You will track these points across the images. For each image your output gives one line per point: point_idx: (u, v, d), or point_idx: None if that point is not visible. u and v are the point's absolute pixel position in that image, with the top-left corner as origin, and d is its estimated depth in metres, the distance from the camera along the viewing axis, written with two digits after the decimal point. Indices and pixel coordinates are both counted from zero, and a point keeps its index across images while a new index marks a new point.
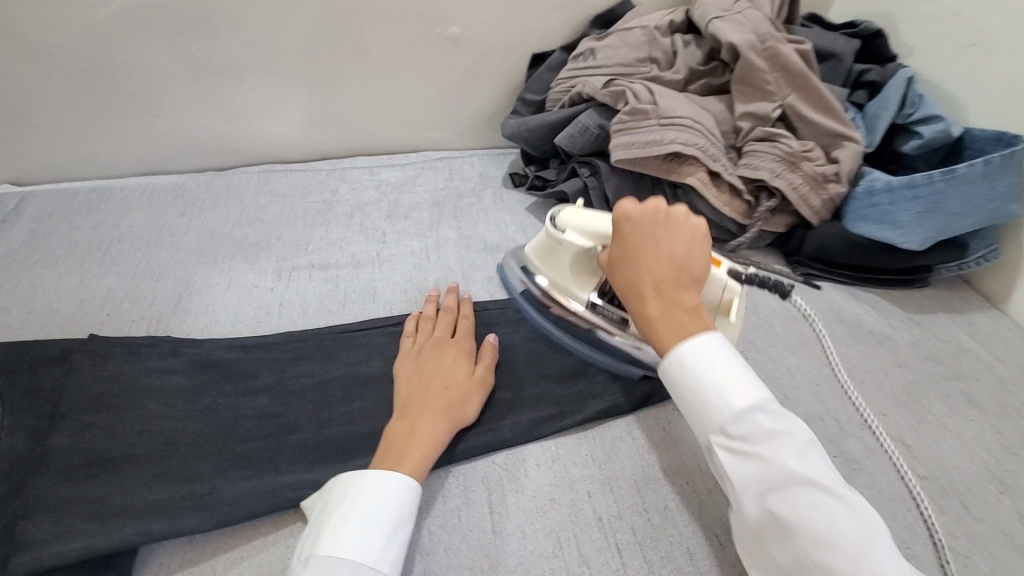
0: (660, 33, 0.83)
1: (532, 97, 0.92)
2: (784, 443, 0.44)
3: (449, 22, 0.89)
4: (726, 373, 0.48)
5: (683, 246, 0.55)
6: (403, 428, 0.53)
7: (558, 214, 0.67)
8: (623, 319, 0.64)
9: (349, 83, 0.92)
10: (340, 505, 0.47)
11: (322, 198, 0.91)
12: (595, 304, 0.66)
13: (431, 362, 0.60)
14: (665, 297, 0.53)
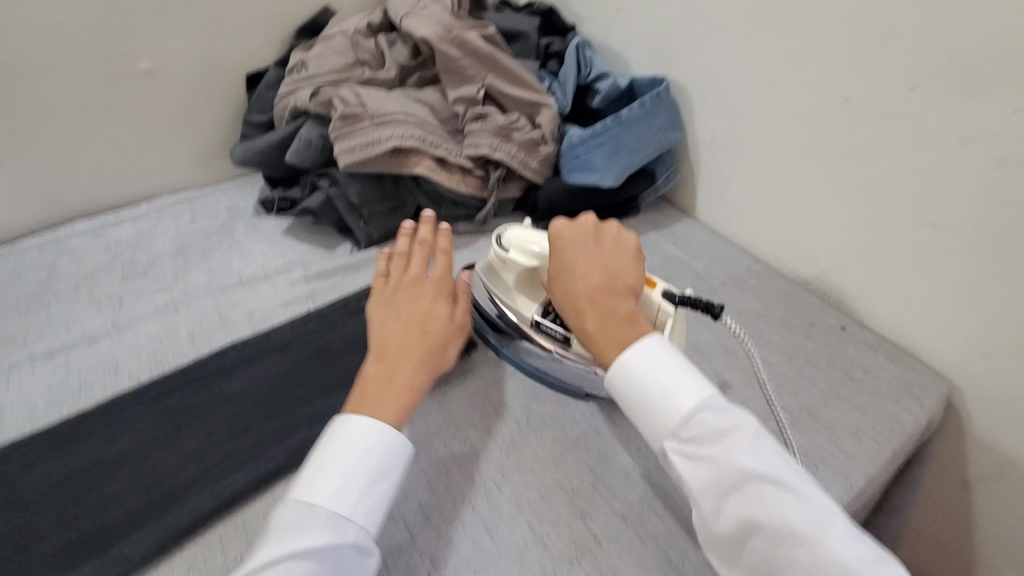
0: (362, 36, 0.86)
1: (258, 117, 0.90)
2: (733, 439, 0.46)
3: (137, 56, 0.82)
4: (671, 378, 0.50)
5: (612, 258, 0.58)
6: (379, 376, 0.52)
7: (502, 233, 0.67)
8: (563, 336, 0.63)
9: (32, 141, 0.80)
10: (327, 454, 0.47)
11: (36, 278, 0.79)
12: (538, 322, 0.65)
13: (405, 304, 0.57)
14: (600, 312, 0.55)
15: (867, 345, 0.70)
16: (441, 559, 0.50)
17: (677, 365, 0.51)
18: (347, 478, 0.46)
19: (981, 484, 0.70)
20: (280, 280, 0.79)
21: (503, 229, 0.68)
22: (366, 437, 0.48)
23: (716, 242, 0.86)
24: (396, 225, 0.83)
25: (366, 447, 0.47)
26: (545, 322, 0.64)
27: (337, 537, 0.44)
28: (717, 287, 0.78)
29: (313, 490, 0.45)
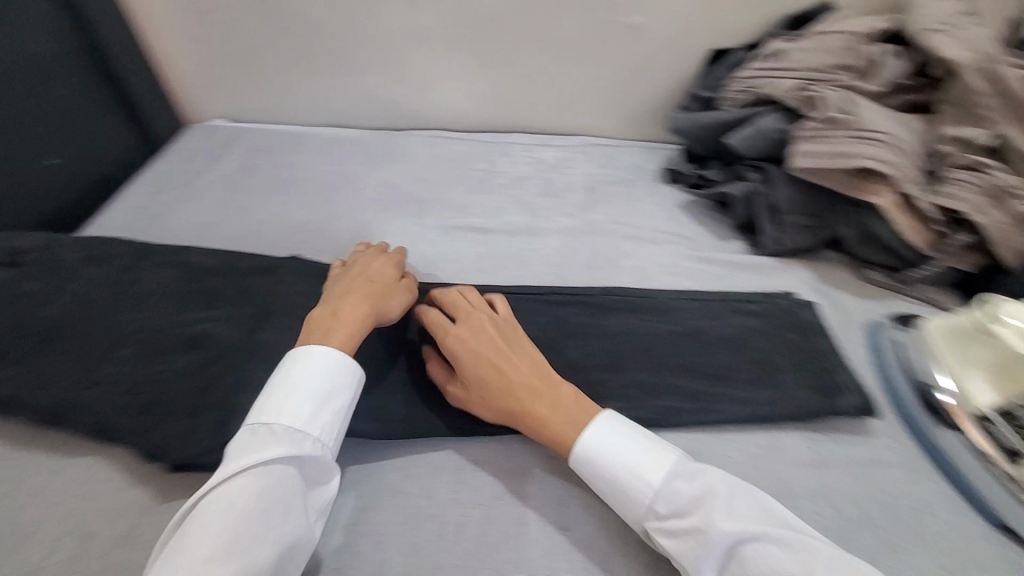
0: (861, 41, 0.78)
1: (701, 93, 0.90)
2: (704, 505, 0.47)
3: (634, 11, 0.89)
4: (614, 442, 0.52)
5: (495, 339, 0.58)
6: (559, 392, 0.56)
7: (997, 302, 0.59)
8: (1013, 447, 0.55)
9: (527, 63, 0.96)
10: (273, 380, 0.51)
11: (483, 167, 0.96)
12: (988, 419, 0.57)
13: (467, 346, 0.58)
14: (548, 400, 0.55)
15: None
16: None
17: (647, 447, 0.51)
18: (321, 408, 0.51)
19: None
20: (671, 248, 0.80)
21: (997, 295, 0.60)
22: (315, 378, 0.51)
23: None
24: (807, 244, 0.76)
25: (334, 387, 0.52)
26: (996, 424, 0.57)
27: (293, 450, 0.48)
28: None
29: (291, 412, 0.49)
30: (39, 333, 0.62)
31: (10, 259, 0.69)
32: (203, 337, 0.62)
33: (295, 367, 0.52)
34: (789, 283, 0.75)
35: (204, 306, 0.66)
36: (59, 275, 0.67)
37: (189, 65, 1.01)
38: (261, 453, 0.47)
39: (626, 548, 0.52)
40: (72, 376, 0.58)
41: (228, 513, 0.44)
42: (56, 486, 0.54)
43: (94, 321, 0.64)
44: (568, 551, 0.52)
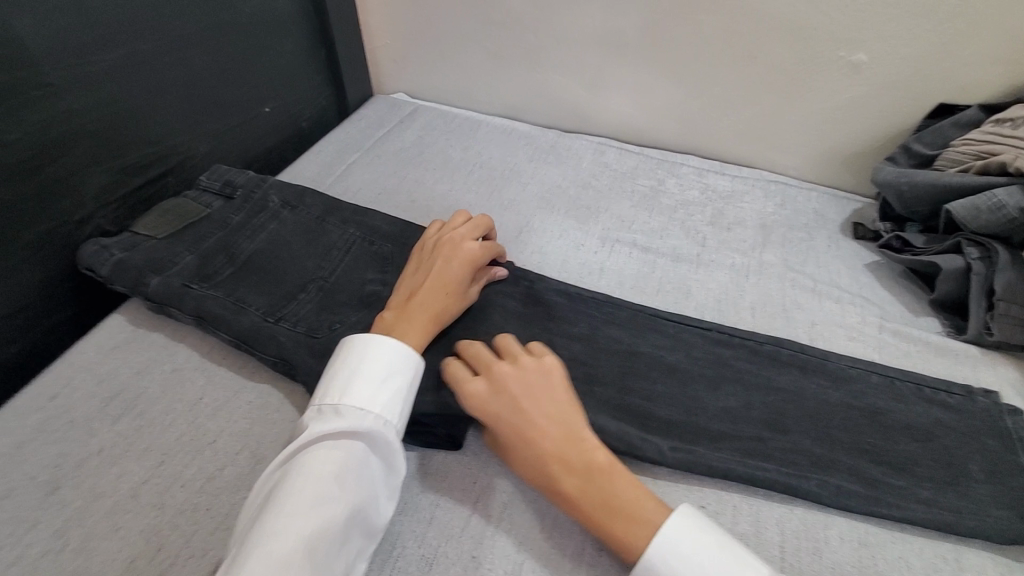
0: None
1: (919, 148, 0.81)
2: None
3: (859, 48, 0.81)
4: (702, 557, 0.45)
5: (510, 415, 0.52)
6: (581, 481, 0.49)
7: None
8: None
9: (720, 86, 0.92)
10: (344, 363, 0.52)
11: (649, 184, 0.94)
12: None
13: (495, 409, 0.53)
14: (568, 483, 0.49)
15: None
16: None
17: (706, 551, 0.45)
18: (389, 390, 0.51)
19: None
20: (850, 310, 0.73)
21: None
22: (385, 362, 0.52)
23: None
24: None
25: (399, 371, 0.52)
26: None
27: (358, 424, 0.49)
28: None
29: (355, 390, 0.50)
30: (242, 263, 0.68)
31: (225, 191, 0.76)
32: (378, 298, 0.65)
33: (357, 348, 0.53)
34: (994, 381, 0.65)
35: (380, 268, 0.69)
36: (263, 214, 0.74)
37: (390, 40, 1.08)
38: (329, 429, 0.48)
39: None
40: (265, 309, 0.63)
41: (307, 476, 0.45)
42: (236, 404, 0.59)
43: (288, 262, 0.69)
44: None
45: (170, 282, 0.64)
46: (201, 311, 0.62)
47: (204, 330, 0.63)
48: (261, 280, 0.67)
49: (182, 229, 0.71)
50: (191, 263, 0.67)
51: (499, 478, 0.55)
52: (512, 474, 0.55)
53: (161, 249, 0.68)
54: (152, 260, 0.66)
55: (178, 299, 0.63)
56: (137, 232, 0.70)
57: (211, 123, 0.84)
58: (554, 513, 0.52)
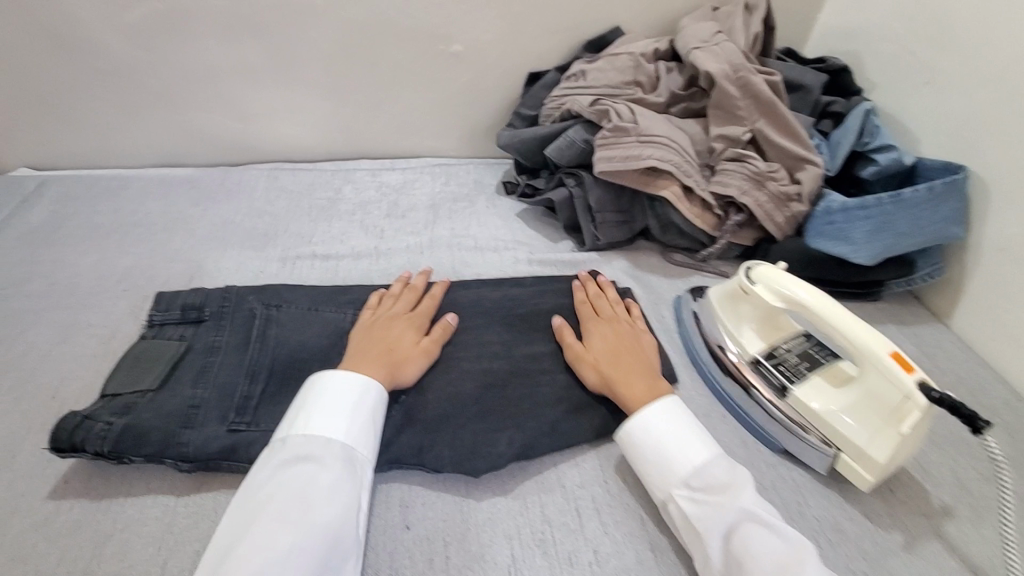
0: (646, 59, 0.91)
1: (527, 112, 0.99)
2: (734, 491, 0.51)
3: (453, 40, 0.96)
4: (680, 438, 0.55)
5: (611, 328, 0.68)
6: (625, 366, 0.62)
7: (752, 266, 0.65)
8: (782, 385, 0.61)
9: (361, 92, 0.99)
10: (318, 398, 0.55)
11: (327, 196, 0.97)
12: (759, 363, 0.63)
13: (619, 326, 0.68)
14: (627, 363, 0.62)
15: None
16: (603, 556, 0.52)
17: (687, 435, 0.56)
18: (352, 420, 0.54)
19: None
20: (506, 253, 0.87)
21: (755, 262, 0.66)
22: (342, 394, 0.56)
23: (968, 359, 0.75)
24: (622, 237, 0.86)
25: (359, 401, 0.56)
26: (767, 365, 0.63)
27: (315, 451, 0.51)
28: None
29: (313, 423, 0.53)
30: (211, 375, 0.59)
31: (191, 314, 0.66)
32: (211, 349, 0.62)
33: (317, 386, 0.56)
34: (611, 272, 0.84)
35: (212, 318, 0.65)
36: (255, 322, 0.64)
37: None
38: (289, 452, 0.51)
39: (465, 532, 0.53)
40: None
41: (278, 467, 0.50)
42: None
43: (283, 359, 0.62)
44: (410, 549, 0.52)
45: (129, 427, 0.54)
46: (207, 452, 0.54)
47: (192, 472, 0.55)
48: (283, 395, 0.60)
49: (171, 370, 0.60)
50: (155, 394, 0.58)
51: (189, 530, 0.52)
52: (203, 520, 0.53)
53: (228, 406, 0.57)
54: (117, 411, 0.56)
55: (194, 452, 0.54)
56: (158, 398, 0.57)
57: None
58: None
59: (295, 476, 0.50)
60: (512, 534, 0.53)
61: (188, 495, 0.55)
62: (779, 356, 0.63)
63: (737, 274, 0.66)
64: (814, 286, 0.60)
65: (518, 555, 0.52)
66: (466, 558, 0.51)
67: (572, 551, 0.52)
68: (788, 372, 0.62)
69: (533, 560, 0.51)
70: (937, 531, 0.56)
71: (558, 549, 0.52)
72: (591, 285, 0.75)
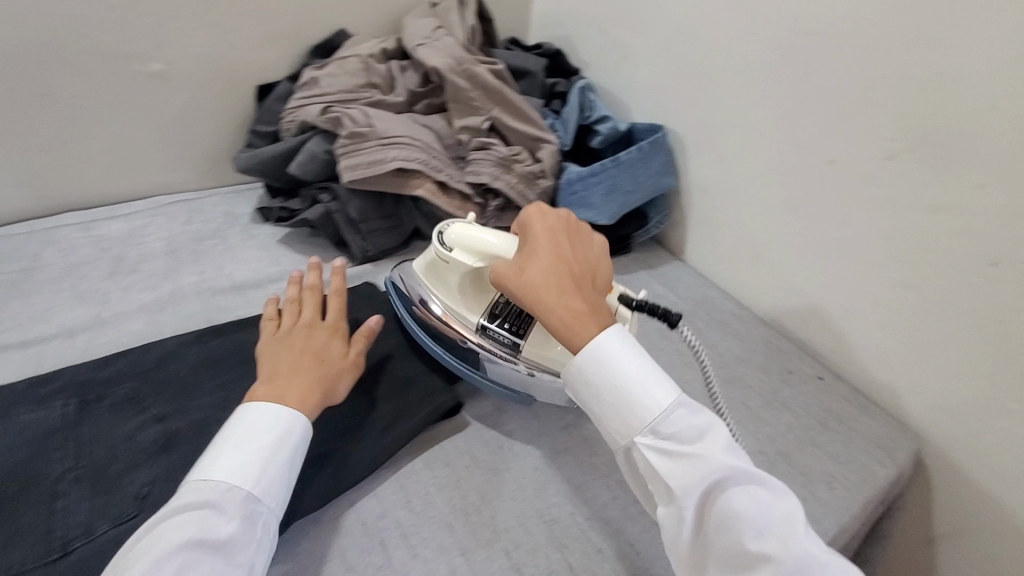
0: (375, 60, 0.89)
1: (264, 128, 0.90)
2: (710, 439, 0.48)
3: (149, 58, 0.82)
4: (641, 373, 0.51)
5: (514, 260, 0.57)
6: (293, 385, 0.54)
7: (445, 230, 0.67)
8: (512, 341, 0.65)
9: (37, 132, 0.80)
10: (231, 437, 0.49)
11: (19, 267, 0.77)
12: (485, 327, 0.66)
13: (301, 340, 0.59)
14: (296, 379, 0.54)
15: (841, 396, 0.73)
16: None
17: (649, 371, 0.52)
18: (276, 461, 0.48)
19: (945, 543, 0.72)
20: (271, 287, 0.79)
21: (447, 225, 0.68)
22: (258, 430, 0.49)
23: (703, 285, 0.89)
24: (393, 243, 0.84)
25: (278, 440, 0.50)
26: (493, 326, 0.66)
27: (196, 517, 0.44)
28: (702, 330, 0.81)
29: (213, 472, 0.47)
30: None
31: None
32: None
33: (236, 425, 0.50)
34: None
35: None
36: None
37: None
38: (176, 516, 0.44)
39: None
40: None
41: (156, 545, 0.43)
42: None
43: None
44: None
45: None
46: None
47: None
48: None
49: None
50: None
51: None
52: None
53: None
54: None
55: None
56: None
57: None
58: None
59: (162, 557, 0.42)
60: None
61: None
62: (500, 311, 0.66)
63: (434, 245, 0.67)
64: (496, 233, 0.64)
65: None
66: None
67: None
68: (512, 326, 0.65)
69: None
70: None
71: None
72: (336, 278, 0.66)
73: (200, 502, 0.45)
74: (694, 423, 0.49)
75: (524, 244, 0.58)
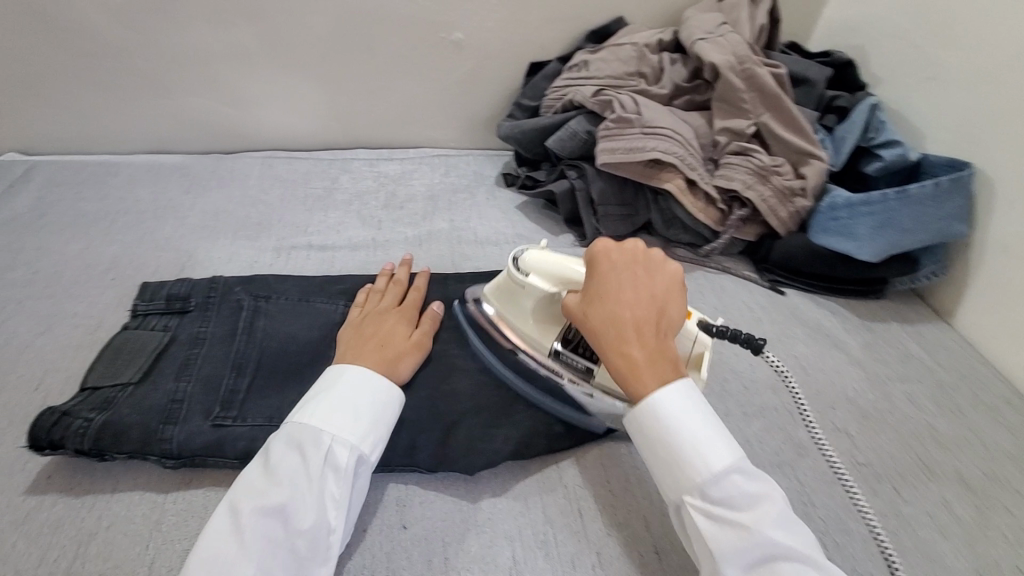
0: (650, 51, 0.89)
1: (527, 102, 0.97)
2: (762, 511, 0.44)
3: (453, 27, 0.93)
4: (701, 432, 0.48)
5: (626, 289, 0.54)
6: (640, 350, 0.52)
7: (520, 255, 0.63)
8: (586, 367, 0.58)
9: (359, 79, 0.97)
10: (326, 390, 0.52)
11: (323, 185, 0.95)
12: (559, 352, 0.59)
13: (371, 323, 0.62)
14: (644, 346, 0.52)
15: None
16: (605, 558, 0.51)
17: (715, 431, 0.48)
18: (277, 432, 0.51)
19: None
20: (507, 247, 0.86)
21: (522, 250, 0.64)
22: (342, 383, 0.53)
23: (970, 357, 0.75)
24: (624, 232, 0.85)
25: (358, 391, 0.52)
26: (566, 352, 0.59)
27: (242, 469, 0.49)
28: (960, 408, 0.68)
29: (303, 413, 0.50)
30: (197, 366, 0.58)
31: (177, 304, 0.64)
32: (196, 340, 0.60)
33: (327, 381, 0.54)
34: None
35: (197, 308, 0.64)
36: (243, 314, 0.63)
37: None
38: (270, 450, 0.49)
39: (465, 533, 0.52)
40: (279, 415, 0.56)
41: (251, 476, 0.47)
42: None
43: (269, 351, 0.61)
44: (407, 548, 0.51)
45: (113, 423, 0.52)
46: (191, 448, 0.52)
47: (176, 467, 0.53)
48: (272, 387, 0.58)
49: (153, 365, 0.58)
50: (139, 387, 0.56)
51: (180, 527, 0.50)
52: (195, 516, 0.51)
53: (215, 396, 0.56)
54: (98, 407, 0.54)
55: (178, 447, 0.52)
56: (143, 391, 0.56)
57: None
58: None
59: (252, 485, 0.46)
60: (512, 535, 0.52)
61: (180, 489, 0.53)
62: (573, 338, 0.60)
63: (508, 268, 0.63)
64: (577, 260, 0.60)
65: (520, 557, 0.51)
66: (466, 558, 0.50)
67: (575, 553, 0.51)
68: (589, 351, 0.59)
69: (535, 562, 0.51)
70: (942, 530, 0.56)
71: (559, 552, 0.51)
72: (421, 279, 0.71)
73: (294, 441, 0.48)
74: (728, 487, 0.45)
75: (590, 280, 0.56)
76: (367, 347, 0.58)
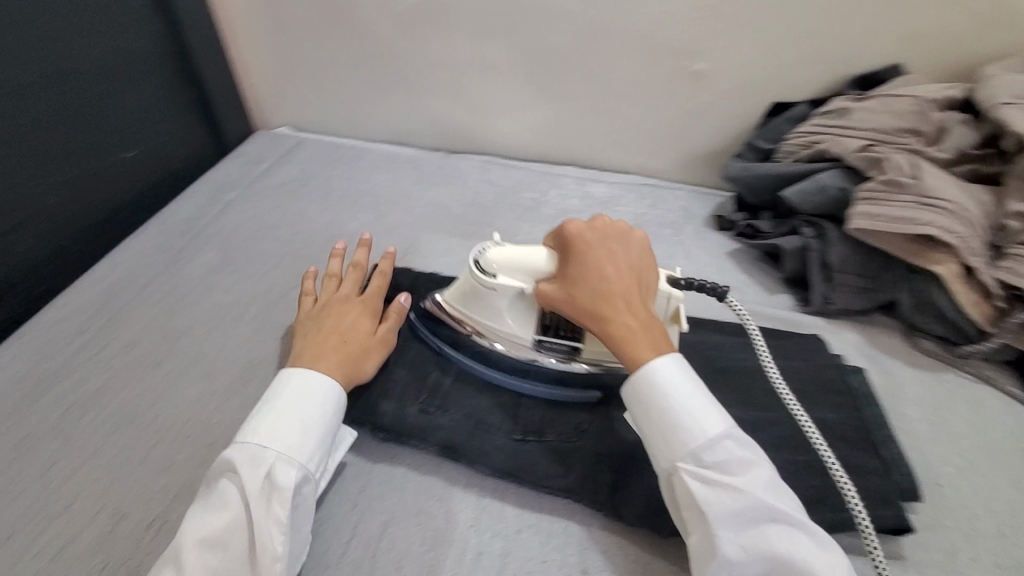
0: (934, 107, 0.76)
1: (762, 144, 0.89)
2: (754, 476, 0.44)
3: (698, 58, 0.89)
4: (690, 396, 0.47)
5: (604, 261, 0.54)
6: (669, 331, 0.51)
7: (479, 255, 0.59)
8: (572, 346, 0.58)
9: (588, 100, 0.97)
10: (277, 400, 0.50)
11: (533, 197, 0.97)
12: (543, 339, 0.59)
13: (331, 316, 0.60)
14: (621, 315, 0.51)
15: None
16: None
17: (703, 400, 0.47)
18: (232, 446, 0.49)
19: None
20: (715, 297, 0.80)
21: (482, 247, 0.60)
22: (286, 395, 0.50)
23: None
24: (858, 307, 0.73)
25: (294, 402, 0.49)
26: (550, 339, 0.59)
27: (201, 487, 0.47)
28: None
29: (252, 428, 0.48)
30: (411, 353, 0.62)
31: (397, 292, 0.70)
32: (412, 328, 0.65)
33: (281, 391, 0.51)
34: (837, 344, 0.73)
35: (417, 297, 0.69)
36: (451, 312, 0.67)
37: (265, 77, 1.08)
38: (217, 469, 0.47)
39: None
40: (476, 418, 0.57)
41: (208, 498, 0.46)
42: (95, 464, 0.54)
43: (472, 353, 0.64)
44: None
45: None
46: (401, 426, 0.57)
47: (385, 441, 0.57)
48: (472, 389, 0.60)
49: None
50: None
51: (380, 500, 0.54)
52: (393, 493, 0.54)
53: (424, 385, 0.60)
54: None
55: (388, 422, 0.57)
56: None
57: (81, 162, 0.77)
58: (435, 524, 0.52)
59: (208, 513, 0.45)
60: None
61: (383, 462, 0.57)
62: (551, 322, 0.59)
63: (469, 270, 0.59)
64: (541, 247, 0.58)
65: None
66: None
67: None
68: (569, 332, 0.59)
69: None
70: None
71: None
72: (384, 261, 0.69)
73: (250, 464, 0.46)
74: (724, 453, 0.45)
75: (569, 259, 0.55)
76: (330, 348, 0.55)
